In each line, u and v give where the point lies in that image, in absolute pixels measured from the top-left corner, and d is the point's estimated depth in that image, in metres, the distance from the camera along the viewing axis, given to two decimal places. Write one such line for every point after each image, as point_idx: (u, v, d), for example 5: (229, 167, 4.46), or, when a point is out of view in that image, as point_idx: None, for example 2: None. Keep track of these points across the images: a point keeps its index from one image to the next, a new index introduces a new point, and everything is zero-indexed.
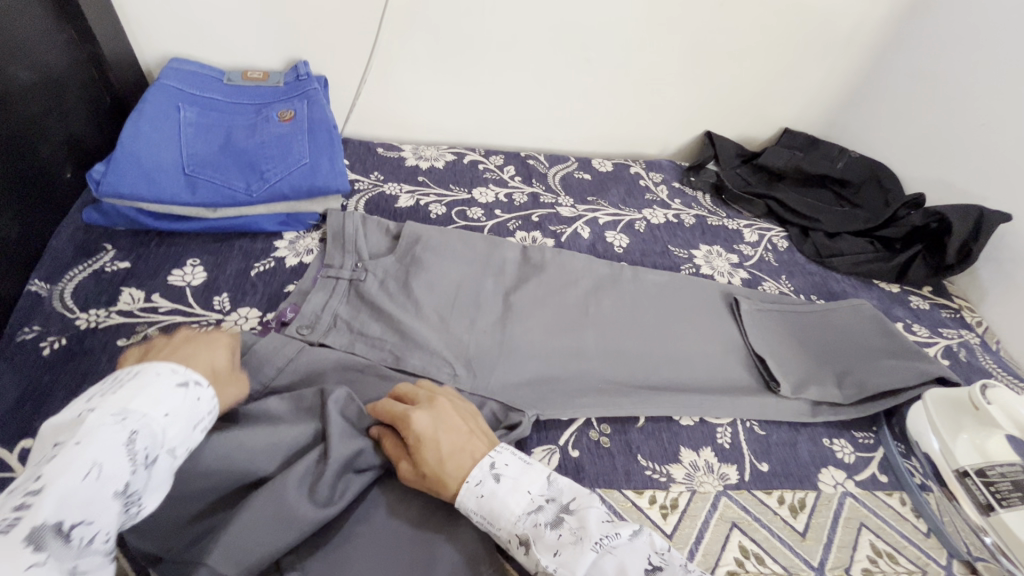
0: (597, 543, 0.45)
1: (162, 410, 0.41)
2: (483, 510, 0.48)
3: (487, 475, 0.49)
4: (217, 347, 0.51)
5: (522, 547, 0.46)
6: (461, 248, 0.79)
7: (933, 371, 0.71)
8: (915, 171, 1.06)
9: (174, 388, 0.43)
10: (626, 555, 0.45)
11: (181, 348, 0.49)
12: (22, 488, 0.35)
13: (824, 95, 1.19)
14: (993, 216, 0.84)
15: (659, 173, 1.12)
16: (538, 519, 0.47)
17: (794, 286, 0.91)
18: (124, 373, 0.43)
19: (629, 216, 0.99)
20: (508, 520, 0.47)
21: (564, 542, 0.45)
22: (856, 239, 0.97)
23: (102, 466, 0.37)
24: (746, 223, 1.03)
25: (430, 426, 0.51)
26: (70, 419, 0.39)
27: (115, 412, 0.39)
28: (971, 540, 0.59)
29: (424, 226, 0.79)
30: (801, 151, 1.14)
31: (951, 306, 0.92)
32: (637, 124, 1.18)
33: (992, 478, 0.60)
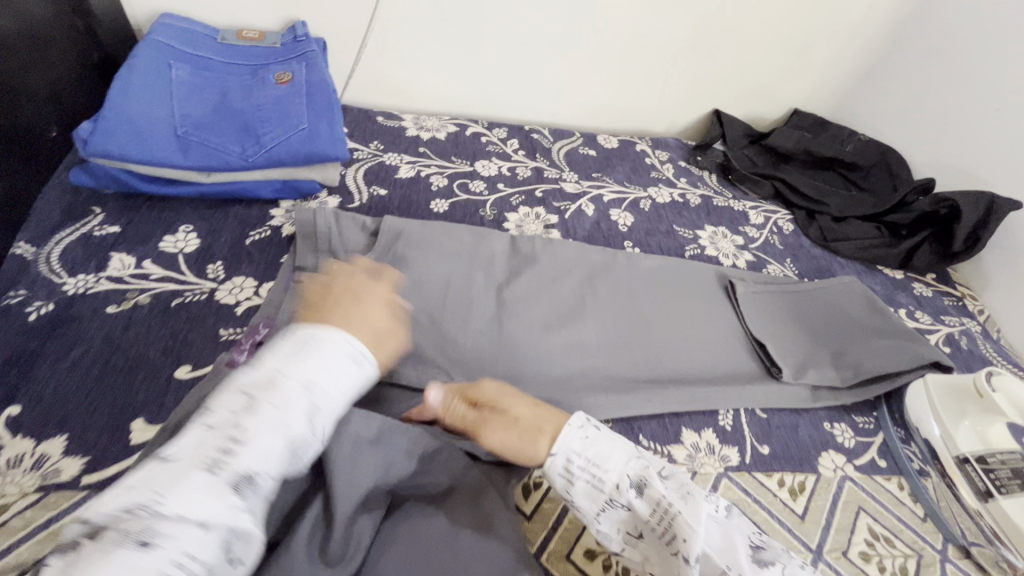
0: (705, 502, 0.46)
1: (335, 388, 0.44)
2: (589, 455, 0.49)
3: (585, 422, 0.51)
4: (376, 310, 0.54)
5: (629, 494, 0.47)
6: (446, 241, 0.75)
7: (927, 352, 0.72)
8: (925, 157, 1.04)
9: (351, 366, 0.46)
10: (732, 527, 0.45)
11: (350, 311, 0.52)
12: (223, 436, 0.39)
13: (836, 76, 1.16)
14: (1004, 203, 0.83)
15: (665, 151, 1.10)
16: (646, 466, 0.48)
17: (799, 269, 0.90)
18: (306, 333, 0.47)
19: (635, 194, 0.97)
20: (614, 466, 0.48)
21: (674, 498, 0.46)
22: (863, 224, 0.96)
23: (289, 427, 0.40)
24: (753, 205, 1.01)
25: (506, 388, 0.55)
26: (265, 375, 0.43)
27: (302, 379, 0.43)
28: (966, 525, 0.59)
29: (403, 220, 0.76)
30: (810, 132, 1.12)
31: (954, 294, 0.91)
32: (644, 100, 1.15)
33: (992, 465, 0.61)
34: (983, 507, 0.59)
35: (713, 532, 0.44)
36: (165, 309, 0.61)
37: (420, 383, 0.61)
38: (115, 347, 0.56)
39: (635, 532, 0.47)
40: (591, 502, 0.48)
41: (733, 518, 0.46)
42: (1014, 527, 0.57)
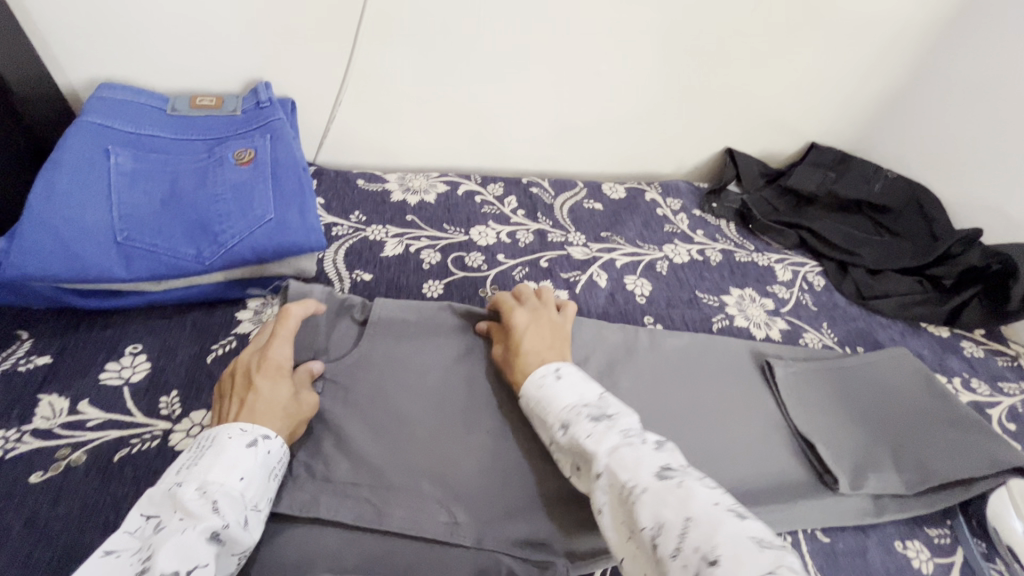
0: (622, 434, 0.48)
1: (237, 473, 0.44)
2: (539, 395, 0.54)
3: (549, 371, 0.56)
4: (274, 381, 0.52)
5: (562, 429, 0.51)
6: (444, 330, 0.66)
7: (996, 446, 0.63)
8: (959, 195, 0.95)
9: (244, 448, 0.46)
10: (646, 453, 0.46)
11: (241, 395, 0.51)
12: (134, 558, 0.38)
13: (856, 106, 1.07)
14: None
15: (676, 198, 1.00)
16: (582, 411, 0.51)
17: (837, 336, 0.81)
18: (206, 435, 0.47)
19: (649, 254, 0.87)
20: (556, 406, 0.53)
21: (596, 433, 0.49)
22: (900, 277, 0.87)
23: (196, 525, 0.40)
24: (777, 257, 0.92)
25: (523, 324, 0.62)
26: (162, 494, 0.42)
27: (198, 482, 0.42)
28: None
29: (395, 305, 0.66)
30: (832, 170, 1.03)
31: (1007, 353, 0.83)
32: (649, 141, 1.05)
33: None
34: None
35: (621, 457, 0.46)
36: (105, 468, 0.49)
37: (422, 544, 0.50)
38: (39, 533, 0.45)
39: (575, 467, 0.50)
40: (546, 437, 0.54)
41: (661, 449, 0.47)
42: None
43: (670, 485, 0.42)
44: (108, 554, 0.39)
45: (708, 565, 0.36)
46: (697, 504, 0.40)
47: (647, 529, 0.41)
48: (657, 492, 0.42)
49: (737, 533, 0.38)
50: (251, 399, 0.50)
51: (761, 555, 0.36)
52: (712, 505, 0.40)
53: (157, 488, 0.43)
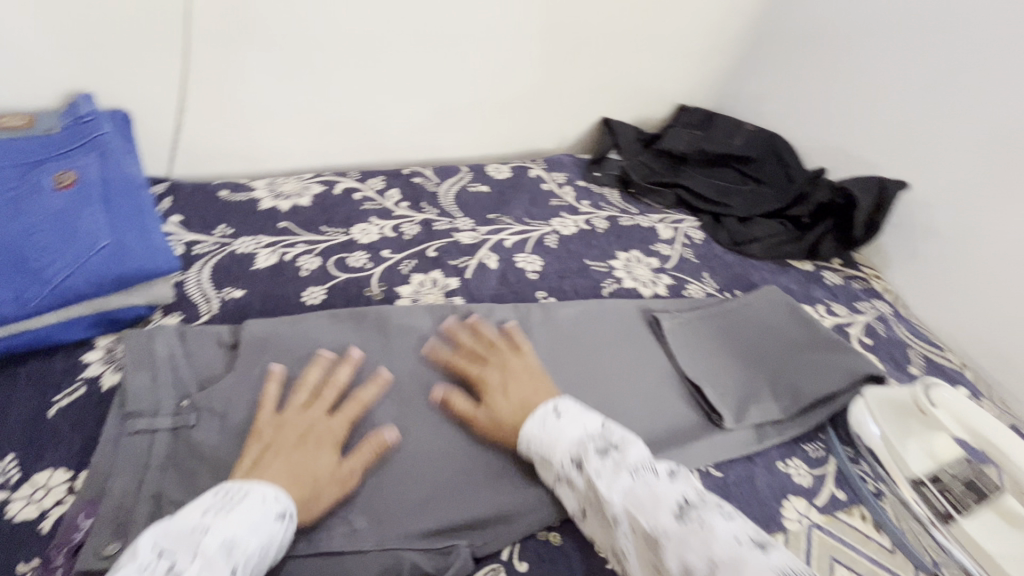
0: (631, 473, 0.48)
1: (261, 542, 0.43)
2: (541, 435, 0.53)
3: (547, 412, 0.54)
4: (321, 450, 0.51)
5: (574, 469, 0.50)
6: (327, 341, 0.63)
7: (853, 360, 0.70)
8: (807, 140, 1.04)
9: (274, 520, 0.44)
10: (662, 489, 0.47)
11: (288, 448, 0.50)
12: None
13: (714, 67, 1.14)
14: (893, 185, 0.85)
15: (560, 173, 1.02)
16: (590, 445, 0.51)
17: (717, 283, 0.86)
18: (232, 486, 0.46)
19: (537, 230, 0.88)
20: (560, 447, 0.52)
21: (606, 470, 0.49)
22: (767, 221, 0.94)
23: None
24: (659, 217, 0.96)
25: (499, 378, 0.58)
26: (186, 533, 0.41)
27: (227, 538, 0.41)
28: (930, 546, 0.57)
29: (271, 323, 0.63)
30: (699, 129, 1.09)
31: (860, 276, 0.92)
32: (528, 119, 1.06)
33: (945, 482, 0.60)
34: (942, 524, 0.57)
35: (638, 494, 0.47)
36: None
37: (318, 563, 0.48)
38: None
39: (582, 510, 0.51)
40: (549, 478, 0.53)
41: (676, 481, 0.48)
42: (981, 550, 0.54)
43: (691, 526, 0.44)
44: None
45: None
46: (719, 545, 0.42)
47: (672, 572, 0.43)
48: (679, 537, 0.43)
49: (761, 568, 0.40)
50: (295, 457, 0.49)
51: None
52: (733, 543, 0.42)
53: (183, 523, 0.42)
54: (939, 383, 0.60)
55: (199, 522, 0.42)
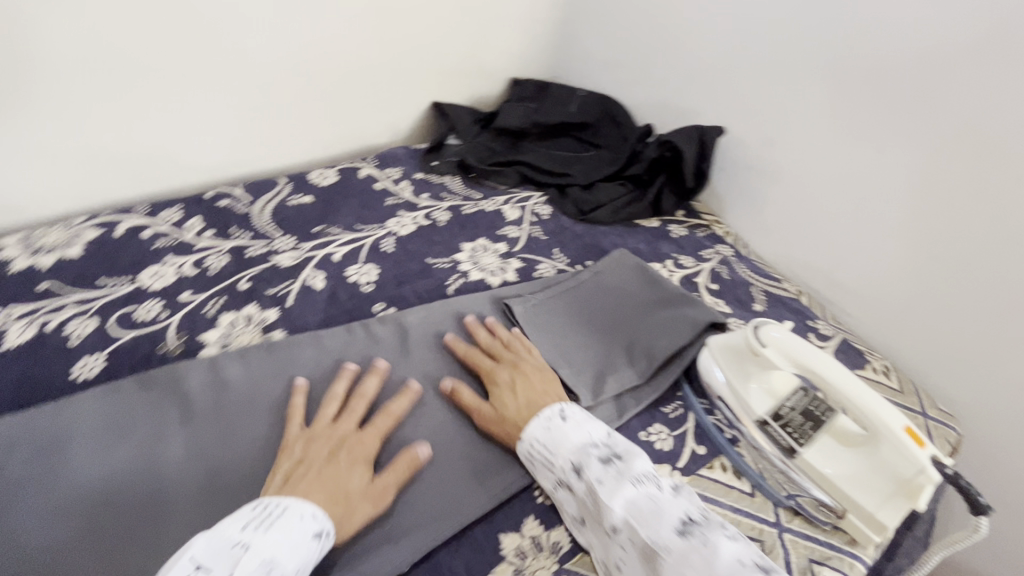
0: (634, 484, 0.50)
1: (319, 540, 0.44)
2: (546, 438, 0.54)
3: (554, 414, 0.56)
4: (354, 466, 0.50)
5: (573, 474, 0.51)
6: (104, 423, 0.53)
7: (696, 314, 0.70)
8: (636, 98, 1.05)
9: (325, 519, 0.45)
10: (667, 505, 0.48)
11: (323, 459, 0.50)
12: None
13: (540, 35, 1.11)
14: (711, 132, 0.87)
15: (395, 168, 0.94)
16: (594, 453, 0.52)
17: (568, 257, 0.84)
18: (271, 499, 0.45)
19: (372, 236, 0.80)
20: (564, 449, 0.53)
21: (608, 477, 0.50)
22: (608, 185, 0.93)
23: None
24: (504, 199, 0.92)
25: (510, 374, 0.60)
26: (248, 529, 0.43)
27: (288, 536, 0.43)
28: (784, 482, 0.58)
29: (21, 420, 0.51)
30: (534, 101, 1.06)
31: (702, 224, 0.94)
32: (351, 114, 0.97)
33: (785, 417, 0.60)
34: (790, 460, 0.58)
35: (642, 505, 0.48)
36: None
37: None
38: None
39: (578, 517, 0.51)
40: (546, 482, 0.53)
41: (679, 498, 0.50)
42: (823, 477, 0.56)
43: (693, 544, 0.45)
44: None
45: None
46: (721, 563, 0.44)
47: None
48: (681, 553, 0.45)
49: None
50: (331, 472, 0.49)
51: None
52: (736, 564, 0.44)
53: (245, 520, 0.43)
54: (767, 322, 0.61)
55: (260, 520, 0.43)
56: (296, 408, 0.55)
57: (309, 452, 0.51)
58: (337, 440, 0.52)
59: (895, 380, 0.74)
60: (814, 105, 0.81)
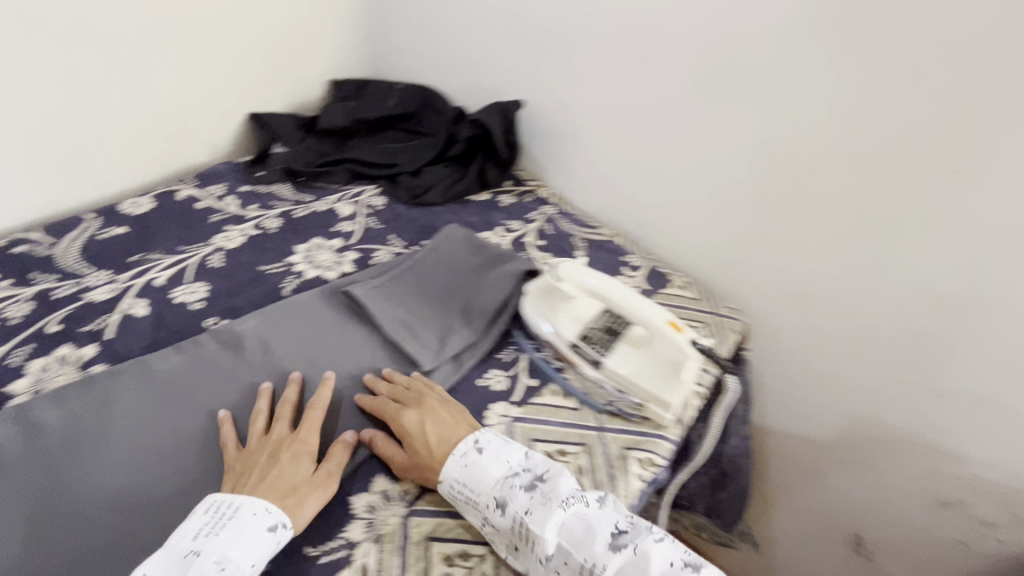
0: (563, 505, 0.52)
1: (252, 559, 0.47)
2: (464, 477, 0.55)
3: (470, 447, 0.57)
4: (298, 461, 0.55)
5: (499, 509, 0.53)
6: None
7: (522, 271, 0.78)
8: (451, 83, 1.11)
9: (264, 533, 0.49)
10: (595, 520, 0.51)
11: (267, 468, 0.54)
12: None
13: (349, 33, 1.13)
14: (511, 106, 0.96)
15: (217, 185, 0.93)
16: (516, 483, 0.54)
17: (404, 240, 0.89)
18: (222, 501, 0.51)
19: (197, 254, 0.79)
20: (486, 485, 0.54)
21: (535, 505, 0.52)
22: (434, 168, 0.99)
23: None
24: (336, 197, 0.95)
25: (417, 419, 0.59)
26: (180, 562, 0.46)
27: (217, 562, 0.46)
28: (601, 392, 0.68)
29: None
30: (354, 99, 1.09)
31: (528, 190, 1.03)
32: (158, 137, 0.93)
33: (589, 335, 0.70)
34: (600, 370, 0.68)
35: (572, 527, 0.51)
36: None
37: None
38: None
39: (510, 546, 0.52)
40: (474, 519, 0.54)
41: (605, 508, 0.53)
42: (622, 376, 0.66)
43: (626, 554, 0.49)
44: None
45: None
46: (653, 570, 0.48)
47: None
48: (616, 566, 0.48)
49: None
50: (273, 475, 0.53)
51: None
52: (666, 567, 0.48)
53: (176, 552, 0.47)
54: (563, 261, 0.70)
55: (190, 552, 0.47)
56: (229, 437, 0.58)
57: (254, 461, 0.55)
58: (280, 446, 0.56)
59: (693, 291, 0.89)
60: (589, 70, 0.91)
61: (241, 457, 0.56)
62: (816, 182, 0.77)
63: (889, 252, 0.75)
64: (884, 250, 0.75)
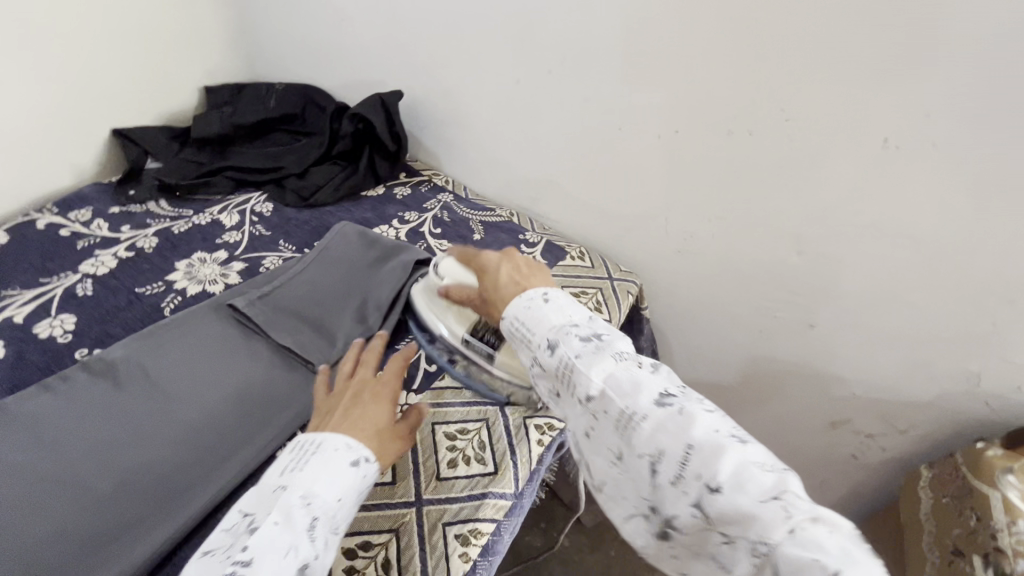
0: (615, 358, 0.48)
1: (336, 493, 0.46)
2: (525, 317, 0.54)
3: (538, 295, 0.55)
4: (381, 403, 0.53)
5: (547, 350, 0.51)
6: None
7: (413, 262, 0.79)
8: (332, 80, 1.08)
9: (348, 468, 0.47)
10: (643, 378, 0.47)
11: (350, 405, 0.53)
12: (228, 553, 0.42)
13: (216, 35, 1.07)
14: (390, 97, 0.95)
15: (83, 209, 0.87)
16: (572, 332, 0.51)
17: (295, 244, 0.86)
18: (306, 441, 0.49)
19: (62, 284, 0.74)
20: (541, 328, 0.52)
21: (588, 354, 0.49)
22: (321, 167, 0.97)
23: (295, 547, 0.42)
24: (220, 207, 0.91)
25: (498, 259, 0.62)
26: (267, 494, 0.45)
27: (301, 495, 0.44)
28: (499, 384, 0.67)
29: None
30: (230, 105, 1.04)
31: (423, 180, 1.03)
32: (4, 166, 0.86)
33: (480, 330, 0.67)
34: (494, 365, 0.65)
35: (618, 380, 0.47)
36: None
37: None
38: None
39: (553, 390, 0.51)
40: (525, 358, 0.53)
41: (658, 374, 0.48)
42: (515, 369, 0.64)
43: (670, 413, 0.44)
44: (207, 553, 0.43)
45: (711, 492, 0.40)
46: (699, 431, 0.43)
47: (646, 454, 0.44)
48: (656, 420, 0.44)
49: (738, 459, 0.41)
50: (358, 413, 0.52)
51: (762, 476, 0.40)
52: (713, 434, 0.42)
53: (262, 487, 0.46)
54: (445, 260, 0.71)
55: (275, 487, 0.46)
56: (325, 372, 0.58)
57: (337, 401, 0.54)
58: (362, 388, 0.54)
59: (588, 260, 0.92)
60: (463, 56, 0.91)
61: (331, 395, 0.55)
62: (683, 143, 0.81)
63: (752, 203, 0.81)
64: (749, 201, 0.81)
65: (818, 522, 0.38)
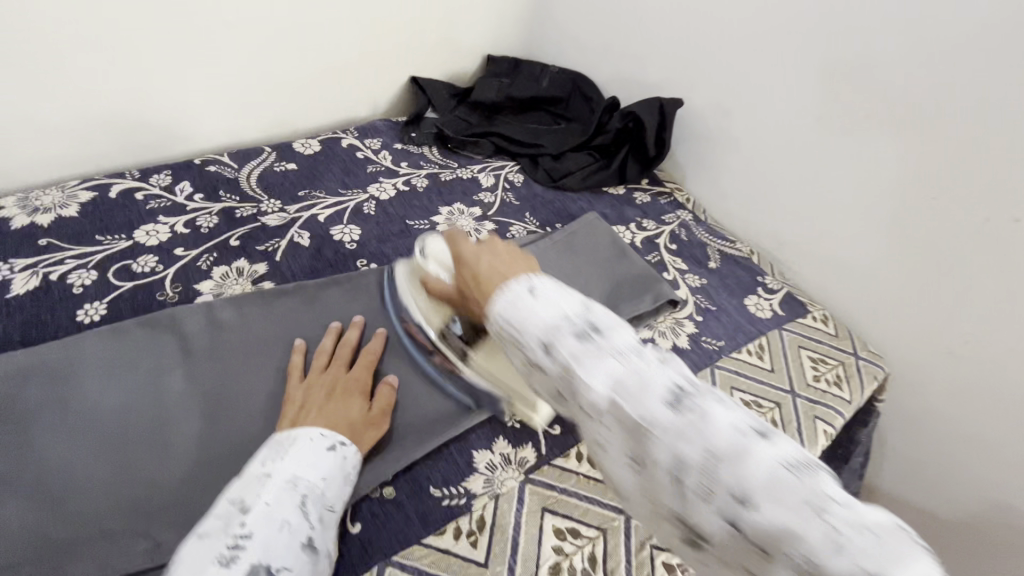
0: (615, 356, 0.35)
1: (322, 473, 0.48)
2: (507, 318, 0.38)
3: (521, 287, 0.39)
4: (354, 399, 0.56)
5: (543, 354, 0.36)
6: (111, 356, 0.58)
7: (663, 291, 0.78)
8: (603, 74, 1.10)
9: (326, 452, 0.50)
10: (656, 374, 0.34)
11: (319, 401, 0.55)
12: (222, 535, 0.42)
13: (511, 12, 1.14)
14: (670, 105, 0.94)
15: (375, 139, 0.99)
16: (564, 327, 0.36)
17: (539, 221, 0.90)
18: (283, 435, 0.51)
19: (353, 199, 0.86)
20: (530, 328, 0.37)
21: (588, 355, 0.35)
22: (576, 155, 1.00)
23: (289, 521, 0.44)
24: (480, 167, 0.98)
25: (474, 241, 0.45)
26: (250, 482, 0.46)
27: (289, 478, 0.46)
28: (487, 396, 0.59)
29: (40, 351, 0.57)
30: (507, 77, 1.11)
31: (665, 192, 1.01)
32: (330, 89, 1.01)
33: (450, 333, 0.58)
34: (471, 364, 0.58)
35: (627, 384, 0.34)
36: None
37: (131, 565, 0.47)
38: None
39: (554, 394, 0.38)
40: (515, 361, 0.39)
41: (666, 364, 0.35)
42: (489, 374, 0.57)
43: (688, 418, 0.32)
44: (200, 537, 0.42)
45: (745, 508, 0.29)
46: (720, 434, 0.31)
47: (664, 466, 0.32)
48: (675, 430, 0.32)
49: (767, 465, 0.30)
50: (329, 408, 0.54)
51: (800, 486, 0.29)
52: (737, 431, 0.31)
53: (244, 476, 0.46)
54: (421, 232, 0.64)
55: (259, 474, 0.46)
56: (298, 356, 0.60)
57: (308, 391, 0.56)
58: (331, 383, 0.57)
59: (831, 326, 0.83)
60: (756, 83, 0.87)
61: (299, 384, 0.57)
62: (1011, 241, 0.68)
63: None
64: None
65: (871, 526, 0.28)
